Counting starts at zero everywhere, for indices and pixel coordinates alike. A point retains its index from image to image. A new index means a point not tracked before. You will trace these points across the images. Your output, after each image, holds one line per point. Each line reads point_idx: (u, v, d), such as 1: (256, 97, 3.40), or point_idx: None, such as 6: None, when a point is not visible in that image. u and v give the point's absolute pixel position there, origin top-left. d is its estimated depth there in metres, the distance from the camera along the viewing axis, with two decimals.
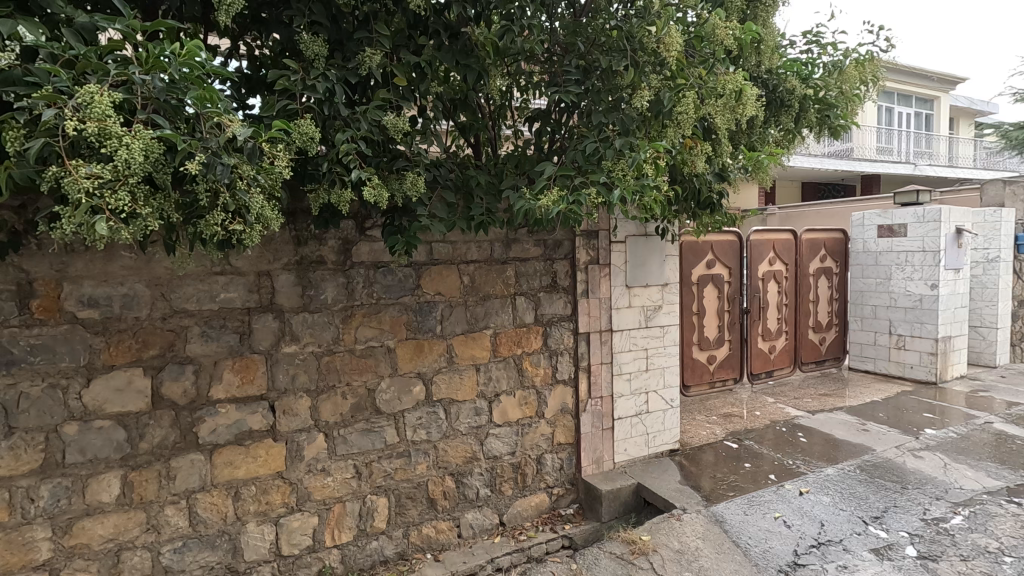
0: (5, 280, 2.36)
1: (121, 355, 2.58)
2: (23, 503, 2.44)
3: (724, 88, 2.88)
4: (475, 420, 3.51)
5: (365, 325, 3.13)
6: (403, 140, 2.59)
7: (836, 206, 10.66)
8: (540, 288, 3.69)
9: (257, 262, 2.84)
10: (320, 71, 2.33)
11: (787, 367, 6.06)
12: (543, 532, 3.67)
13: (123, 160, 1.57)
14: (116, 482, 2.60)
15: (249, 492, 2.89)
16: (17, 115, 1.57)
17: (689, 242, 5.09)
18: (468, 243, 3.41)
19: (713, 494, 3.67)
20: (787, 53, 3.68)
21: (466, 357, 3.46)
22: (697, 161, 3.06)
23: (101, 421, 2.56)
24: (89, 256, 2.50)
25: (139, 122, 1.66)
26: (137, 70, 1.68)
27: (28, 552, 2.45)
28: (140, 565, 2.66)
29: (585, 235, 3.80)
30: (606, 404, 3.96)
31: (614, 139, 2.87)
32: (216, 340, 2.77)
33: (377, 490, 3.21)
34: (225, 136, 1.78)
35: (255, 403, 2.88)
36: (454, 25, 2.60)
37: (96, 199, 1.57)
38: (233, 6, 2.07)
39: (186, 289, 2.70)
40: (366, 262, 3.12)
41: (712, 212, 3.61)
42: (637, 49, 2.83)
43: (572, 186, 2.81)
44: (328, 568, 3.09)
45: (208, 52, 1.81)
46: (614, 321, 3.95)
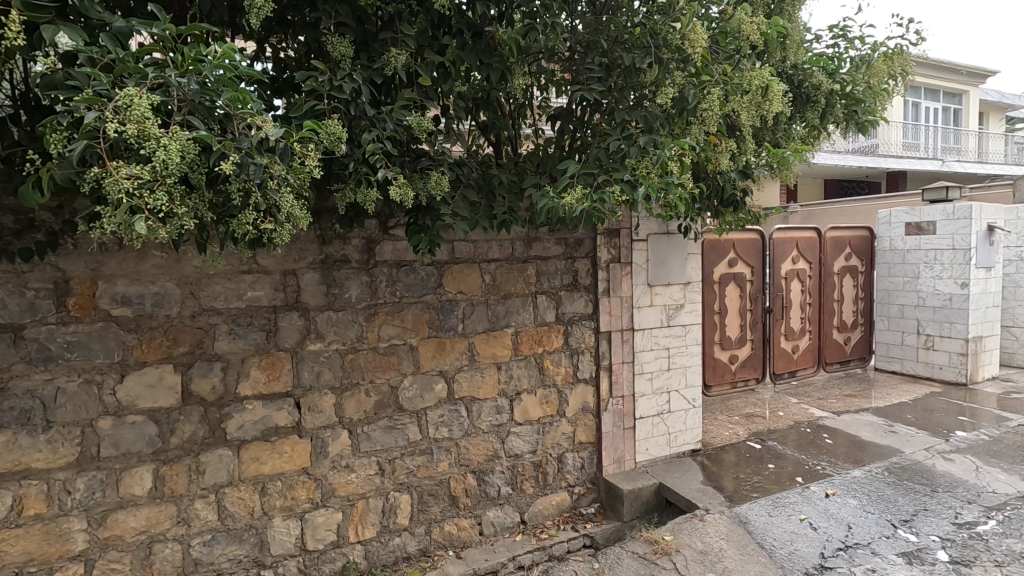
0: (43, 279, 2.43)
1: (153, 352, 2.64)
2: (60, 495, 2.51)
3: (751, 84, 2.83)
4: (496, 418, 3.52)
5: (388, 324, 3.16)
6: (427, 139, 2.61)
7: (861, 203, 10.43)
8: (561, 286, 3.69)
9: (284, 261, 2.89)
10: (346, 72, 2.35)
11: (811, 367, 5.96)
12: (564, 531, 3.66)
13: (161, 161, 1.61)
14: (148, 476, 2.66)
15: (275, 487, 2.93)
16: (59, 118, 1.62)
17: (711, 240, 5.04)
18: (489, 242, 3.42)
19: (736, 495, 3.63)
20: (813, 47, 3.61)
21: (487, 355, 3.47)
22: (722, 158, 3.03)
23: (133, 417, 2.62)
24: (122, 256, 2.57)
25: (175, 124, 1.70)
26: (173, 73, 1.71)
27: (64, 543, 2.52)
28: (171, 557, 2.72)
29: (606, 234, 3.79)
30: (627, 404, 3.94)
31: (637, 137, 2.86)
32: (243, 337, 2.83)
33: (400, 487, 3.24)
34: (258, 136, 1.81)
35: (280, 399, 2.92)
36: (477, 24, 2.61)
37: (135, 199, 1.61)
38: (262, 9, 2.10)
39: (214, 288, 2.75)
40: (389, 261, 3.14)
41: (735, 209, 3.58)
42: (661, 46, 2.82)
43: (595, 185, 2.81)
44: (352, 563, 3.12)
45: (240, 55, 1.85)
46: (636, 320, 3.93)
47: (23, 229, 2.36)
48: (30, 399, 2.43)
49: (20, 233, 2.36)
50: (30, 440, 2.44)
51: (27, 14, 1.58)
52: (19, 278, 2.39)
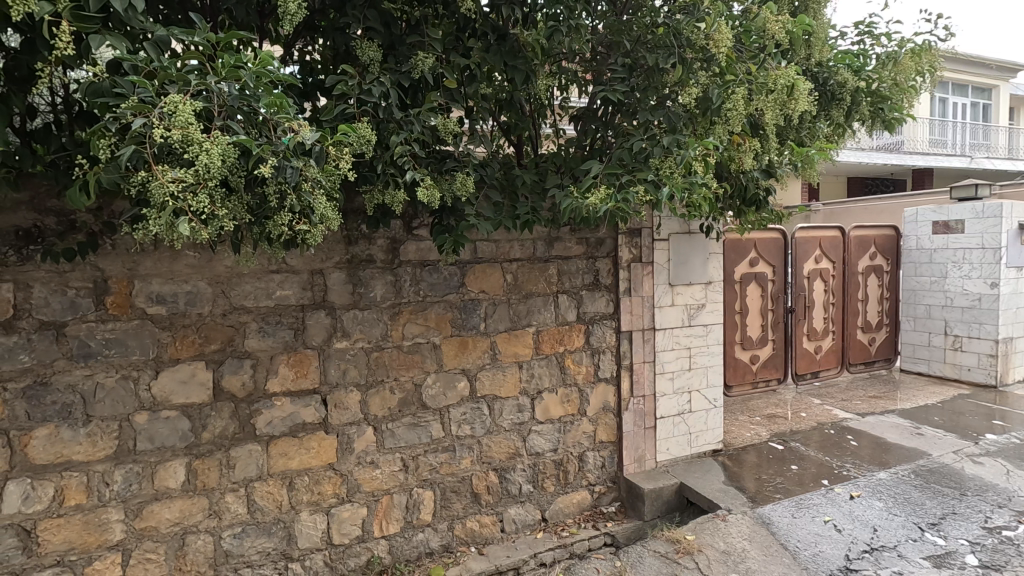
0: (83, 278, 2.52)
1: (186, 349, 2.72)
2: (99, 486, 2.60)
3: (776, 83, 2.82)
4: (517, 416, 3.55)
5: (412, 322, 3.21)
6: (453, 140, 2.66)
7: (885, 202, 10.20)
8: (583, 286, 3.70)
9: (311, 261, 2.95)
10: (375, 77, 2.41)
11: (834, 368, 5.89)
12: (585, 529, 3.68)
13: (203, 165, 1.66)
14: (181, 470, 2.74)
15: (302, 482, 3.00)
16: (108, 125, 1.70)
17: (732, 239, 4.99)
18: (512, 242, 3.45)
19: (759, 496, 3.61)
20: (838, 45, 3.57)
21: (509, 354, 3.50)
22: (745, 157, 3.03)
23: (167, 412, 2.70)
24: (157, 256, 2.65)
25: (216, 129, 1.76)
26: (214, 79, 1.78)
27: (103, 533, 2.62)
28: (203, 549, 2.80)
29: (628, 233, 3.79)
30: (648, 403, 3.94)
31: (661, 137, 2.86)
32: (272, 335, 2.89)
33: (423, 483, 3.29)
34: (294, 140, 1.86)
35: (308, 396, 2.99)
36: (502, 27, 2.66)
37: (178, 201, 1.68)
38: (295, 15, 2.16)
39: (244, 287, 2.82)
40: (413, 261, 3.19)
41: (758, 209, 3.56)
42: (684, 45, 2.81)
43: (619, 185, 2.81)
44: (377, 558, 3.18)
45: (277, 61, 1.92)
46: (657, 320, 3.93)
47: (65, 231, 2.46)
48: (71, 394, 2.53)
49: (63, 234, 2.45)
50: (71, 433, 2.53)
51: (77, 25, 1.67)
52: (61, 278, 2.49)
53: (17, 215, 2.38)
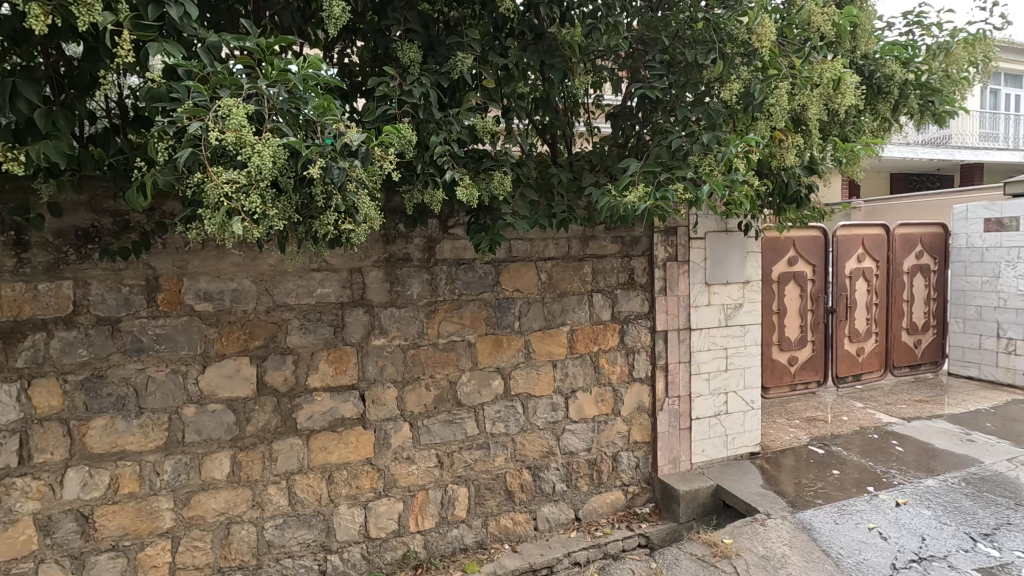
0: (136, 276, 2.63)
1: (232, 345, 2.81)
2: (150, 476, 2.71)
3: (821, 77, 2.76)
4: (551, 415, 3.55)
5: (448, 320, 3.24)
6: (490, 140, 2.68)
7: (932, 199, 9.79)
8: (618, 285, 3.67)
9: (350, 260, 3.01)
10: (415, 78, 2.45)
11: (877, 370, 5.70)
12: (619, 529, 3.66)
13: (255, 166, 1.72)
14: (226, 461, 2.83)
15: (341, 476, 3.07)
16: (166, 129, 1.78)
17: (770, 238, 4.87)
18: (546, 240, 3.45)
19: (799, 500, 3.53)
20: (884, 36, 3.45)
21: (543, 353, 3.51)
22: (787, 154, 2.98)
23: (214, 405, 2.80)
24: (204, 254, 2.73)
25: (268, 131, 1.82)
26: (265, 83, 1.84)
27: (154, 520, 2.73)
28: (247, 538, 2.89)
29: (663, 232, 3.74)
30: (684, 404, 3.89)
31: (700, 134, 2.81)
32: (313, 332, 2.96)
33: (458, 480, 3.33)
34: (341, 141, 1.91)
35: (347, 392, 3.05)
36: (539, 26, 2.67)
37: (232, 201, 1.74)
38: (339, 19, 2.22)
39: (287, 285, 2.89)
40: (448, 260, 3.22)
41: (799, 206, 3.48)
42: (725, 40, 2.78)
43: (657, 183, 2.79)
44: (413, 552, 3.23)
45: (324, 65, 1.98)
46: (693, 319, 3.87)
47: (120, 231, 2.57)
48: (125, 386, 2.64)
49: (118, 233, 2.57)
50: (125, 424, 2.65)
51: (136, 34, 1.76)
52: (116, 275, 2.60)
53: (76, 216, 2.50)
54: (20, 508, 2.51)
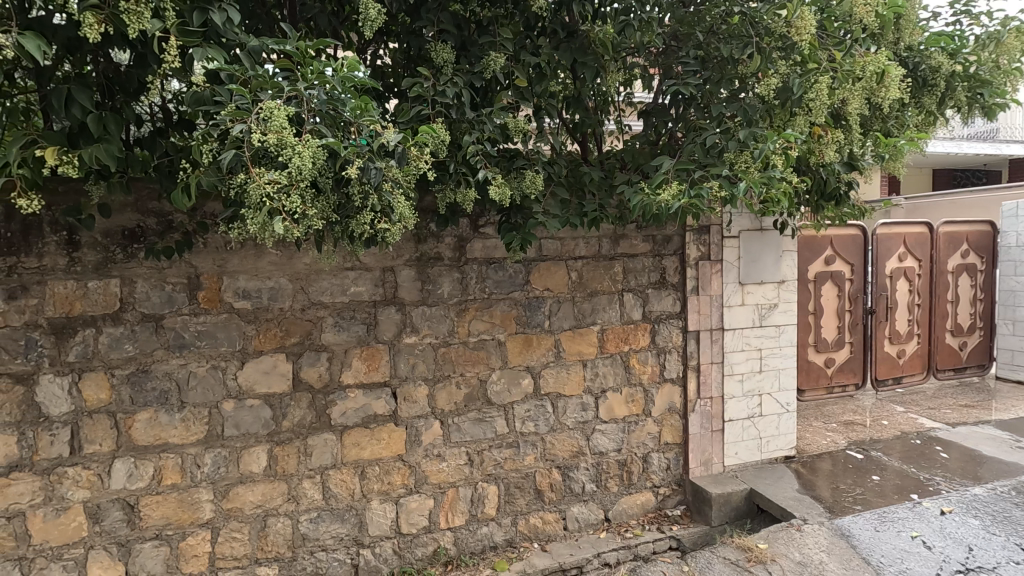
0: (179, 274, 2.72)
1: (269, 341, 2.88)
2: (192, 468, 2.80)
3: (864, 70, 2.67)
4: (581, 415, 3.53)
5: (478, 319, 3.26)
6: (521, 139, 2.69)
7: (978, 196, 9.38)
8: (649, 284, 3.63)
9: (382, 259, 3.05)
10: (448, 78, 2.47)
11: (919, 374, 5.50)
12: (650, 531, 3.63)
13: (296, 167, 1.76)
14: (263, 455, 2.91)
15: (373, 472, 3.11)
16: (210, 131, 1.84)
17: (806, 237, 4.73)
18: (577, 239, 3.43)
19: (836, 506, 3.44)
20: (929, 27, 3.33)
21: (573, 352, 3.49)
22: (827, 150, 2.90)
23: (252, 400, 2.87)
24: (243, 253, 2.81)
25: (307, 133, 1.86)
26: (304, 85, 1.88)
27: (195, 511, 2.81)
28: (282, 531, 2.96)
29: (696, 230, 3.69)
30: (716, 405, 3.82)
31: (736, 131, 2.76)
32: (346, 330, 3.01)
33: (488, 478, 3.34)
34: (379, 142, 1.94)
35: (379, 389, 3.09)
36: (571, 24, 2.66)
37: (274, 202, 1.79)
38: (375, 21, 2.26)
39: (322, 283, 2.95)
40: (479, 259, 3.23)
41: (837, 204, 3.39)
42: (762, 34, 2.72)
43: (691, 181, 2.75)
44: (443, 549, 3.26)
45: (361, 66, 2.00)
46: (726, 319, 3.80)
47: (164, 230, 2.66)
48: (168, 381, 2.73)
49: (162, 233, 2.66)
50: (168, 418, 2.74)
51: (182, 40, 1.82)
52: (160, 274, 2.69)
53: (124, 216, 2.60)
54: (71, 496, 2.62)
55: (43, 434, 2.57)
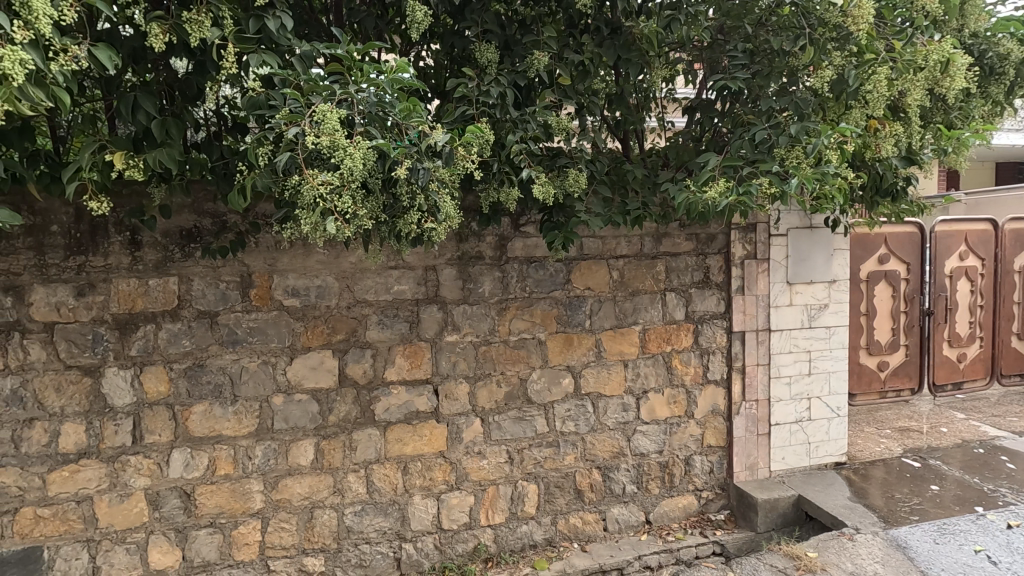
0: (232, 273, 2.82)
1: (316, 338, 2.96)
2: (244, 459, 2.91)
3: (928, 59, 2.55)
4: (622, 415, 3.50)
5: (519, 317, 3.26)
6: (564, 138, 2.69)
7: None
8: (692, 283, 3.56)
9: (425, 258, 3.09)
10: (492, 78, 2.49)
11: (981, 379, 5.21)
12: (692, 535, 3.56)
13: (348, 168, 1.82)
14: (311, 449, 2.99)
15: (416, 468, 3.16)
16: (266, 135, 1.92)
17: (858, 235, 4.54)
18: (618, 238, 3.39)
19: (891, 516, 3.32)
20: (998, 12, 3.13)
21: (614, 352, 3.46)
22: (884, 144, 2.82)
23: (300, 395, 2.96)
24: (292, 253, 2.89)
25: (358, 134, 1.91)
26: (355, 88, 1.93)
27: (246, 501, 2.92)
28: (328, 523, 3.04)
29: (742, 228, 3.59)
30: (762, 408, 3.72)
31: (787, 126, 2.68)
32: (390, 327, 3.07)
33: (528, 476, 3.35)
34: (427, 142, 1.97)
35: (421, 386, 3.14)
36: (615, 20, 2.64)
37: (327, 202, 1.85)
38: (421, 23, 2.30)
39: (367, 281, 3.01)
40: (520, 258, 3.24)
41: (894, 200, 3.24)
42: (815, 25, 2.62)
43: (739, 178, 2.68)
44: (483, 545, 3.28)
45: (410, 68, 2.04)
46: (773, 320, 3.69)
47: (219, 231, 2.76)
48: (222, 375, 2.85)
49: (217, 233, 2.76)
50: (221, 410, 2.85)
51: (239, 47, 1.91)
52: (215, 272, 2.80)
53: (182, 217, 2.72)
54: (133, 483, 2.77)
55: (108, 424, 2.72)
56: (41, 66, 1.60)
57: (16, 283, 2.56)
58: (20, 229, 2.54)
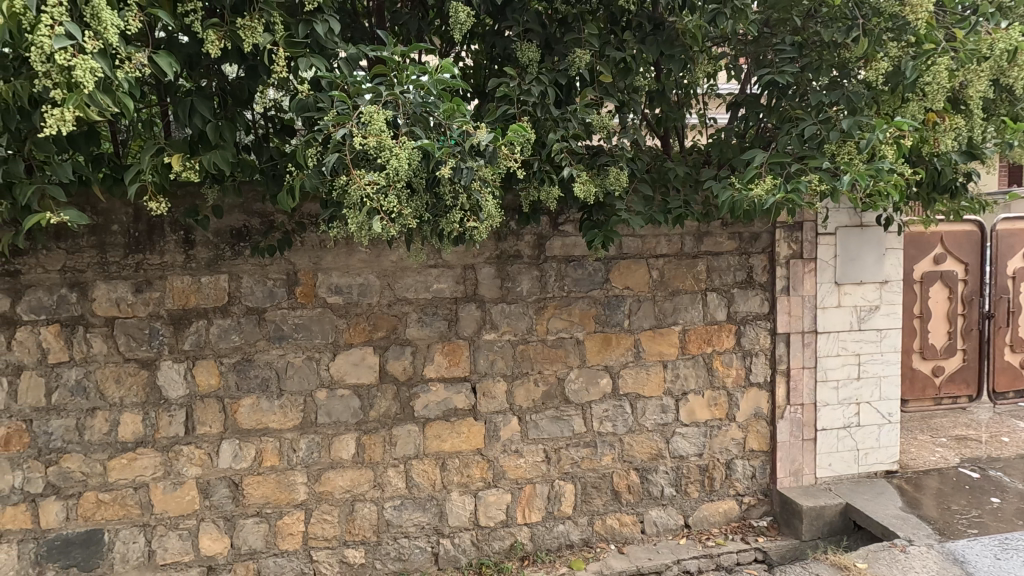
0: (279, 271, 2.91)
1: (358, 335, 3.03)
2: (289, 451, 3.00)
3: (993, 49, 2.44)
4: (661, 417, 3.45)
5: (557, 317, 3.26)
6: (604, 135, 2.67)
7: None
8: (734, 284, 3.48)
9: (464, 257, 3.11)
10: (533, 77, 2.50)
11: None
12: (733, 541, 3.48)
13: (394, 168, 1.86)
14: (352, 443, 3.06)
15: (453, 464, 3.19)
16: (315, 136, 1.98)
17: (913, 234, 4.33)
18: (658, 237, 3.34)
19: (948, 529, 3.19)
20: None
21: (653, 353, 3.41)
22: (944, 138, 2.70)
23: (342, 390, 3.03)
24: (336, 251, 2.96)
25: (403, 135, 1.95)
26: (399, 88, 1.97)
27: (290, 492, 3.01)
28: (369, 516, 3.11)
29: (787, 227, 3.49)
30: (808, 413, 3.60)
31: (838, 120, 2.59)
32: (430, 325, 3.11)
33: (565, 476, 3.34)
34: (471, 141, 1.99)
35: (460, 383, 3.17)
36: (658, 16, 2.61)
37: (374, 202, 1.90)
38: (464, 24, 2.32)
39: (407, 280, 3.06)
40: (558, 257, 3.23)
41: (953, 197, 3.11)
42: (869, 15, 2.52)
43: (787, 175, 2.61)
44: (520, 543, 3.29)
45: (454, 69, 2.05)
46: (820, 322, 3.57)
47: (267, 230, 2.86)
48: (269, 369, 2.94)
49: (265, 233, 2.86)
50: (268, 404, 2.95)
51: (289, 51, 1.98)
52: (263, 270, 2.90)
53: (233, 217, 2.82)
54: (186, 472, 2.89)
55: (163, 415, 2.84)
56: (109, 74, 1.69)
57: (80, 279, 2.71)
58: (85, 228, 2.69)
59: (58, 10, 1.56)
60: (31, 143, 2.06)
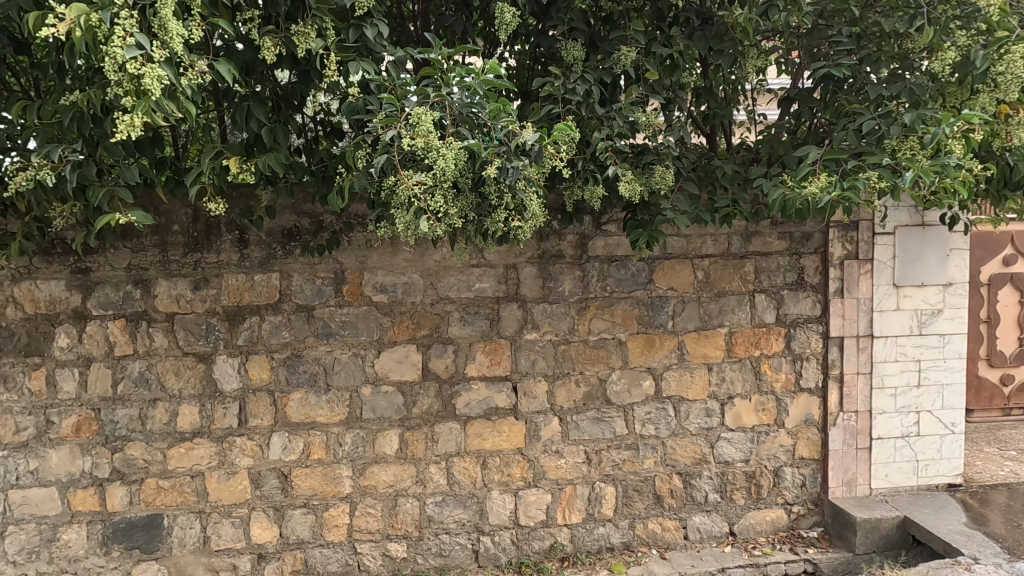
0: (328, 269, 3.00)
1: (402, 333, 3.08)
2: (335, 445, 3.08)
3: None
4: (705, 421, 3.36)
5: (599, 317, 3.23)
6: (650, 134, 2.63)
7: None
8: (784, 285, 3.36)
9: (507, 256, 3.13)
10: (578, 75, 2.48)
11: None
12: (781, 551, 3.36)
13: (440, 168, 1.90)
14: (395, 439, 3.12)
15: (494, 462, 3.21)
16: (365, 138, 2.04)
17: (980, 234, 4.09)
18: (704, 237, 3.27)
19: (1017, 548, 3.01)
20: None
21: (698, 355, 3.33)
22: (1017, 131, 2.55)
23: (386, 387, 3.10)
24: (381, 251, 3.03)
25: (449, 135, 1.98)
26: (446, 89, 2.00)
27: (336, 485, 3.09)
28: (411, 511, 3.16)
29: (841, 226, 3.35)
30: (862, 421, 3.45)
31: (898, 114, 2.47)
32: (472, 324, 3.13)
33: (606, 478, 3.30)
34: (517, 141, 1.99)
35: (501, 382, 3.18)
36: (708, 11, 2.55)
37: (421, 201, 1.94)
38: (509, 24, 2.32)
39: (450, 279, 3.09)
40: (600, 257, 3.20)
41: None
42: (934, 3, 2.40)
43: (843, 172, 2.51)
44: (559, 544, 3.28)
45: (499, 69, 2.06)
46: (876, 325, 3.41)
47: (316, 230, 2.94)
48: (317, 365, 3.03)
49: (314, 232, 2.95)
50: (316, 399, 3.04)
51: (340, 55, 2.04)
52: (312, 269, 2.99)
53: (284, 217, 2.92)
54: (238, 462, 3.01)
55: (218, 407, 2.97)
56: (174, 81, 1.78)
57: (144, 276, 2.86)
58: (148, 229, 2.84)
59: (129, 22, 1.66)
60: (102, 148, 2.20)
